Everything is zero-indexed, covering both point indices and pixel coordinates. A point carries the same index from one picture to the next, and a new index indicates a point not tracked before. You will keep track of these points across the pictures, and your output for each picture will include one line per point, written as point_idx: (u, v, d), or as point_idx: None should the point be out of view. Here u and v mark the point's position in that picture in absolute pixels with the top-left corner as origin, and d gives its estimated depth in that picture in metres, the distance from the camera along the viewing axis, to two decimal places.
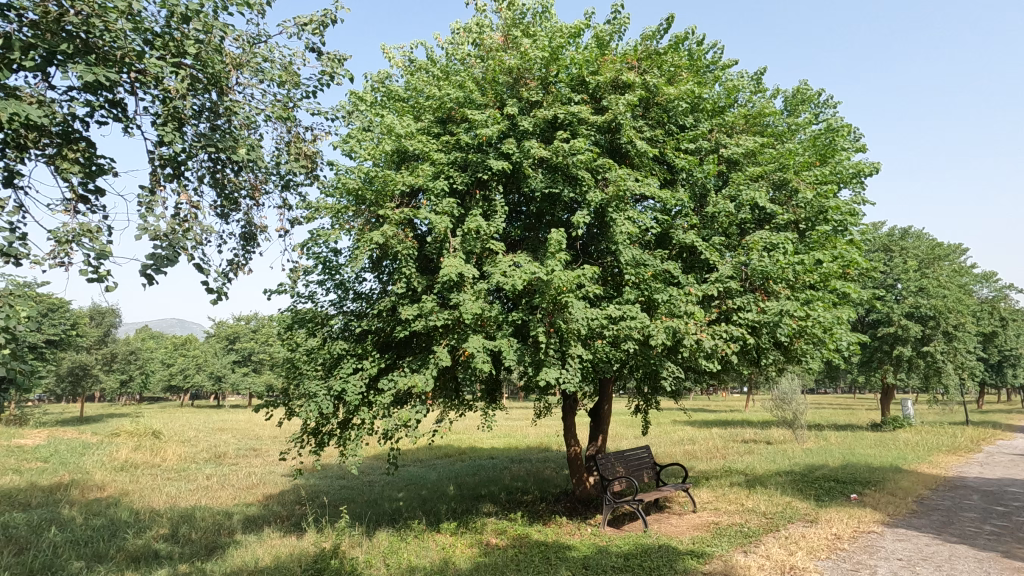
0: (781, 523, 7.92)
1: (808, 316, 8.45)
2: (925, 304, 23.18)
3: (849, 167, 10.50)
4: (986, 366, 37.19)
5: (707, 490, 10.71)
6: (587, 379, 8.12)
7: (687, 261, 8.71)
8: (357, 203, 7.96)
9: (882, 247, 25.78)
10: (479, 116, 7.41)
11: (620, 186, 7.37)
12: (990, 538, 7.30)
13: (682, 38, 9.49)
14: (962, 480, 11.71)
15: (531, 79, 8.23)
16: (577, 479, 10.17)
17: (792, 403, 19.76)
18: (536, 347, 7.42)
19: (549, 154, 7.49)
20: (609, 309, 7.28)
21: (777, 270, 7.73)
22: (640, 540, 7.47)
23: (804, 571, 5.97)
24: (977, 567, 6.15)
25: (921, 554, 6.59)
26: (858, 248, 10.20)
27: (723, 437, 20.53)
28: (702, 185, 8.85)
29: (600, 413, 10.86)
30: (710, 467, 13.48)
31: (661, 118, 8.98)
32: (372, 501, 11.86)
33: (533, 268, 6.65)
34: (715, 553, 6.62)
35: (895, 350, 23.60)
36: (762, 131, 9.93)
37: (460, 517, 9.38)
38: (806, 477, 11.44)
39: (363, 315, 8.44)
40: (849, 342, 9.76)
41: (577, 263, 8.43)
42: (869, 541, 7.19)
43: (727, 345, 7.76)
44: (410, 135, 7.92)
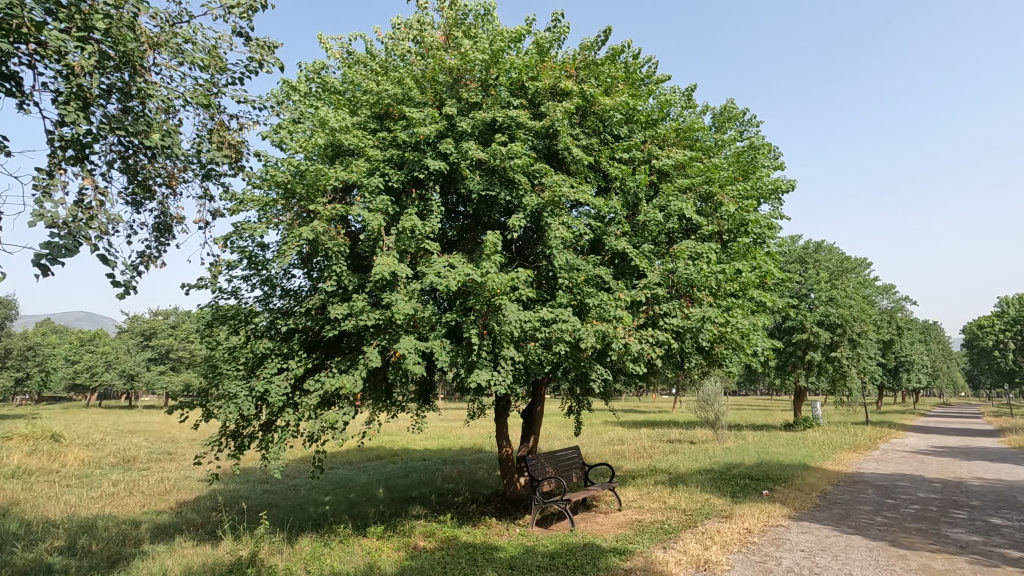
0: (698, 519, 8.30)
1: (728, 323, 8.95)
2: (834, 313, 25.03)
3: (769, 183, 11.20)
4: (885, 370, 40.66)
5: (633, 488, 11.08)
6: (519, 381, 8.20)
7: (619, 267, 8.96)
8: (286, 196, 7.64)
9: (798, 259, 27.61)
10: (417, 114, 7.31)
11: (555, 192, 7.50)
12: (880, 529, 7.98)
13: (619, 50, 9.77)
14: (860, 476, 12.75)
15: (471, 81, 8.23)
16: (507, 480, 10.24)
17: (715, 404, 20.80)
18: (469, 348, 7.40)
19: (487, 157, 7.51)
20: (542, 311, 7.38)
21: (701, 278, 8.11)
22: (566, 539, 7.62)
23: (717, 564, 6.29)
24: (867, 555, 6.70)
25: (821, 545, 7.10)
26: (775, 259, 10.90)
27: (650, 438, 21.32)
28: (635, 195, 9.16)
29: (532, 414, 10.98)
30: (637, 466, 13.94)
31: (597, 127, 9.20)
32: (296, 506, 11.42)
33: (467, 270, 6.64)
34: (636, 550, 6.84)
35: (807, 355, 25.35)
36: (692, 145, 10.40)
37: (388, 521, 9.21)
38: (723, 475, 12.08)
39: (290, 312, 8.14)
40: (765, 347, 10.40)
41: (512, 266, 8.49)
42: (777, 534, 7.68)
43: (653, 349, 8.06)
44: (345, 130, 7.71)
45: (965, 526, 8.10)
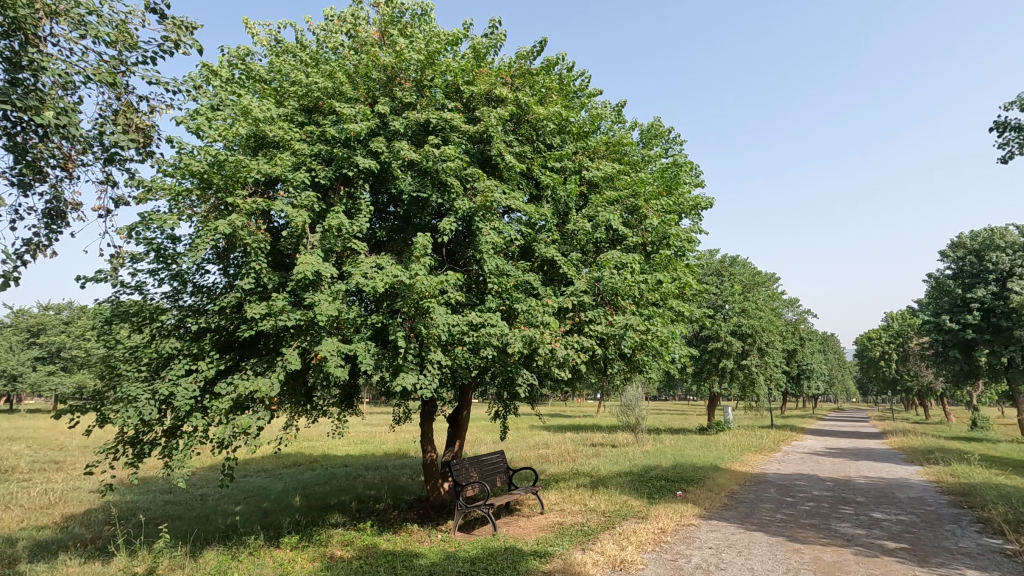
0: (616, 520, 8.57)
1: (648, 331, 9.35)
2: (746, 323, 26.74)
3: (689, 199, 11.83)
4: (788, 378, 43.88)
5: (555, 491, 11.27)
6: (445, 386, 8.13)
7: (548, 274, 9.11)
8: (202, 186, 7.18)
9: (715, 272, 29.24)
10: (348, 110, 7.11)
11: (487, 197, 7.53)
12: (780, 525, 8.58)
13: (554, 62, 9.98)
14: (763, 476, 13.66)
15: (405, 80, 8.10)
16: (431, 485, 10.11)
17: (636, 409, 21.58)
18: (395, 351, 7.26)
19: (419, 157, 7.42)
20: (470, 315, 7.37)
21: (625, 287, 8.42)
22: (488, 544, 7.62)
23: (631, 564, 6.52)
24: (767, 550, 7.19)
25: (727, 542, 7.54)
26: (693, 271, 11.51)
27: (573, 442, 21.78)
28: (565, 204, 9.37)
29: (458, 419, 10.90)
30: (560, 469, 14.21)
31: (531, 135, 9.34)
32: (202, 517, 10.70)
33: (396, 271, 6.52)
34: (556, 553, 6.96)
35: (720, 362, 26.89)
36: (620, 158, 10.79)
37: (303, 530, 8.82)
38: (641, 477, 12.55)
39: (203, 311, 7.64)
40: (682, 355, 10.94)
41: (441, 269, 8.41)
42: (688, 532, 8.08)
43: (578, 354, 8.27)
44: (269, 121, 7.37)
45: (850, 521, 8.88)
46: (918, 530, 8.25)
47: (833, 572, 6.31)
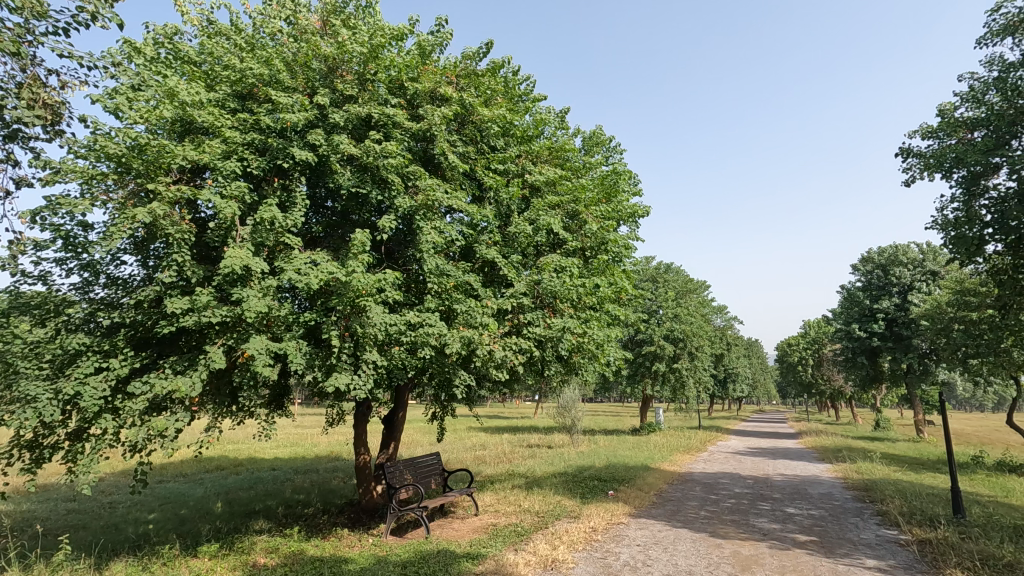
0: (550, 520, 8.70)
1: (585, 333, 9.55)
2: (678, 328, 27.82)
3: (627, 207, 12.19)
4: (716, 381, 46.01)
5: (490, 493, 11.29)
6: (380, 386, 7.96)
7: (488, 275, 9.11)
8: (119, 171, 6.68)
9: (650, 278, 30.21)
10: (284, 99, 6.84)
11: (429, 196, 7.46)
12: (703, 522, 8.99)
13: (500, 64, 10.01)
14: (690, 475, 14.24)
15: (347, 72, 7.89)
16: (363, 489, 9.85)
17: (572, 410, 21.96)
18: (329, 350, 7.04)
19: (359, 152, 7.24)
20: (408, 315, 7.26)
21: (564, 291, 8.55)
22: (420, 546, 7.53)
23: (563, 563, 6.63)
24: (691, 546, 7.50)
25: (654, 539, 7.82)
26: (629, 277, 11.87)
27: (510, 443, 21.85)
28: (507, 206, 9.42)
29: (394, 420, 10.69)
30: (496, 471, 14.25)
31: (475, 136, 9.32)
32: (111, 526, 9.95)
33: (331, 268, 6.32)
34: (489, 554, 6.96)
35: (653, 366, 27.81)
36: (563, 164, 10.98)
37: (224, 538, 8.38)
38: (575, 478, 12.77)
39: (117, 305, 7.12)
40: (617, 357, 11.24)
41: (380, 267, 8.24)
42: (617, 531, 8.31)
43: (516, 356, 8.33)
44: (198, 105, 6.96)
45: (767, 516, 9.42)
46: (826, 524, 8.87)
47: (750, 565, 6.68)
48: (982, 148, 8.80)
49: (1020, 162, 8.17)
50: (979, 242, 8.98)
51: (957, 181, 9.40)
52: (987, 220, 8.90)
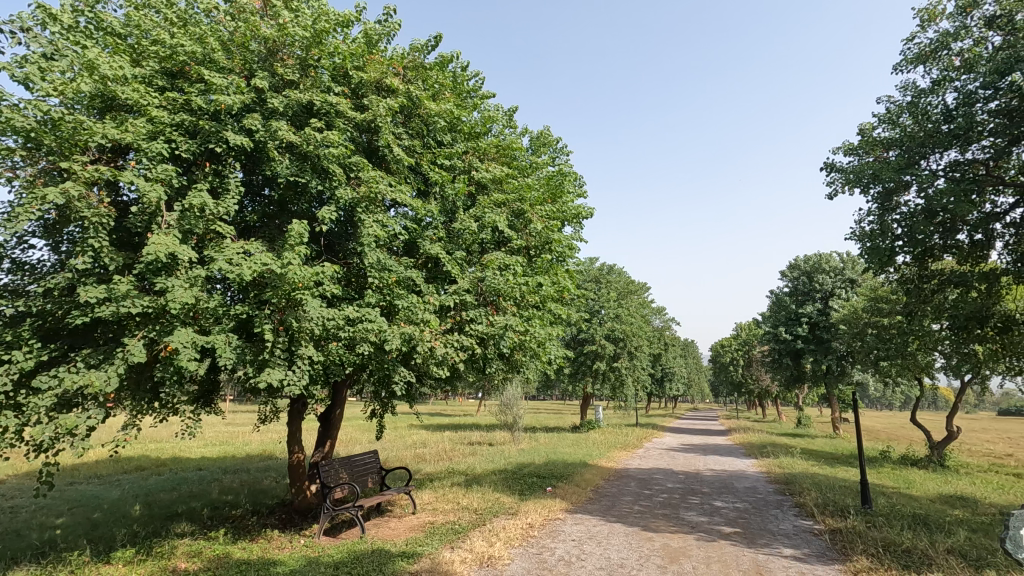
0: (487, 517, 8.73)
1: (527, 331, 9.64)
2: (618, 328, 28.54)
3: (572, 208, 12.39)
4: (654, 380, 47.52)
5: (429, 491, 11.19)
6: (316, 382, 7.72)
7: (431, 271, 9.02)
8: (28, 147, 6.14)
9: (594, 278, 30.81)
10: (218, 80, 6.50)
11: (372, 188, 7.30)
12: (636, 516, 9.28)
13: (449, 59, 9.93)
14: (626, 471, 14.64)
15: (288, 56, 7.59)
16: (296, 488, 9.56)
17: (514, 408, 22.10)
18: (262, 345, 6.76)
19: (298, 140, 6.99)
20: (347, 309, 7.09)
21: (507, 288, 8.61)
22: (354, 546, 7.37)
23: (499, 560, 6.67)
24: (623, 539, 7.73)
25: (589, 534, 8.00)
26: (572, 277, 12.08)
27: (451, 441, 21.74)
28: (452, 202, 9.35)
29: (330, 417, 10.41)
30: (436, 468, 14.15)
31: (421, 130, 9.19)
32: (11, 533, 9.16)
33: (265, 260, 6.08)
34: (425, 552, 6.90)
35: (594, 364, 28.41)
36: (509, 163, 11.02)
37: (141, 542, 7.90)
38: (514, 475, 12.86)
39: (23, 292, 6.55)
40: (558, 356, 11.42)
41: (318, 259, 7.99)
42: (554, 527, 8.44)
43: (457, 353, 8.30)
44: (121, 80, 6.50)
45: (696, 510, 9.84)
46: (749, 516, 9.36)
47: (678, 556, 6.95)
48: (896, 167, 9.53)
49: (927, 181, 8.92)
50: (890, 253, 9.71)
51: (873, 196, 10.12)
52: (897, 234, 9.64)
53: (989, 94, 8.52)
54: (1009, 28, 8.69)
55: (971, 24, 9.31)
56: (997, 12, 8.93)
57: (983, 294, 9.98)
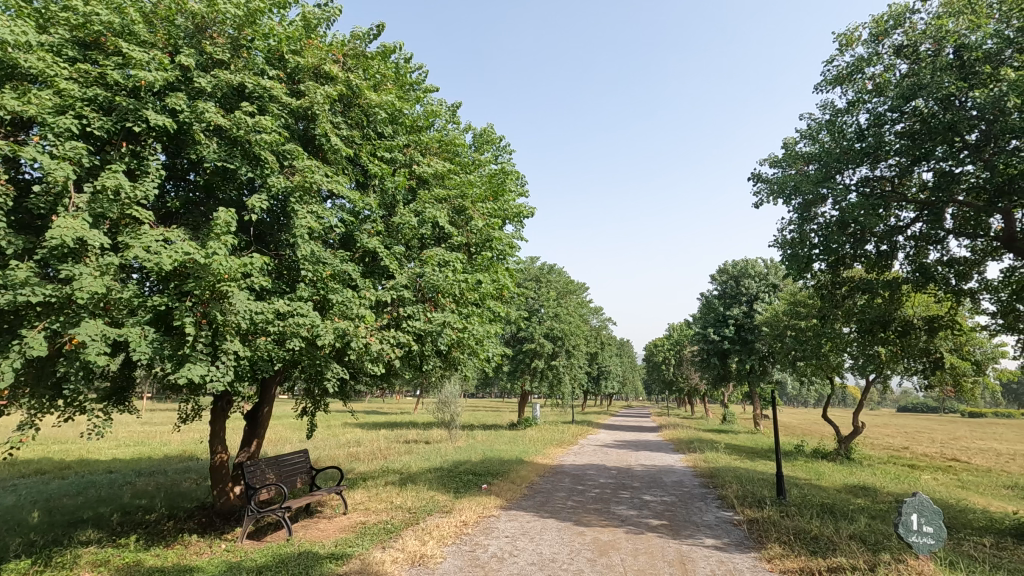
0: (421, 516, 8.64)
1: (465, 329, 9.61)
2: (557, 327, 28.97)
3: (513, 206, 12.46)
4: (590, 378, 48.57)
5: (361, 490, 10.94)
6: (242, 379, 7.36)
7: (368, 266, 8.81)
8: None
9: (534, 278, 31.09)
10: (137, 53, 6.04)
11: (307, 177, 7.04)
12: (568, 511, 9.46)
13: (391, 49, 9.72)
14: (561, 468, 14.89)
15: (218, 34, 7.18)
16: (218, 490, 9.08)
17: (451, 405, 21.98)
18: (182, 339, 6.38)
19: (228, 124, 6.63)
20: (277, 303, 6.80)
21: (446, 285, 8.55)
22: (280, 549, 7.10)
23: (430, 558, 6.61)
24: (556, 534, 7.86)
25: (522, 530, 8.08)
26: (512, 275, 12.15)
27: (386, 439, 21.32)
28: (392, 196, 9.15)
29: (258, 415, 9.95)
30: (369, 467, 13.84)
31: (361, 120, 8.94)
32: None
33: (188, 248, 5.73)
34: (355, 553, 6.74)
35: (532, 362, 28.69)
36: (452, 158, 10.95)
37: (38, 552, 7.26)
38: (450, 472, 12.80)
39: None
40: (496, 353, 11.46)
41: (247, 250, 7.62)
42: (487, 523, 8.47)
43: (394, 350, 8.15)
44: (25, 47, 5.93)
45: (626, 504, 10.15)
46: (675, 508, 9.77)
47: (607, 549, 7.15)
48: (815, 180, 10.20)
49: (841, 195, 9.61)
50: (808, 260, 10.44)
51: (794, 207, 10.79)
52: (815, 243, 10.32)
53: (896, 117, 9.29)
54: (914, 58, 9.50)
55: (882, 51, 10.09)
56: (904, 42, 9.74)
57: (887, 301, 10.86)
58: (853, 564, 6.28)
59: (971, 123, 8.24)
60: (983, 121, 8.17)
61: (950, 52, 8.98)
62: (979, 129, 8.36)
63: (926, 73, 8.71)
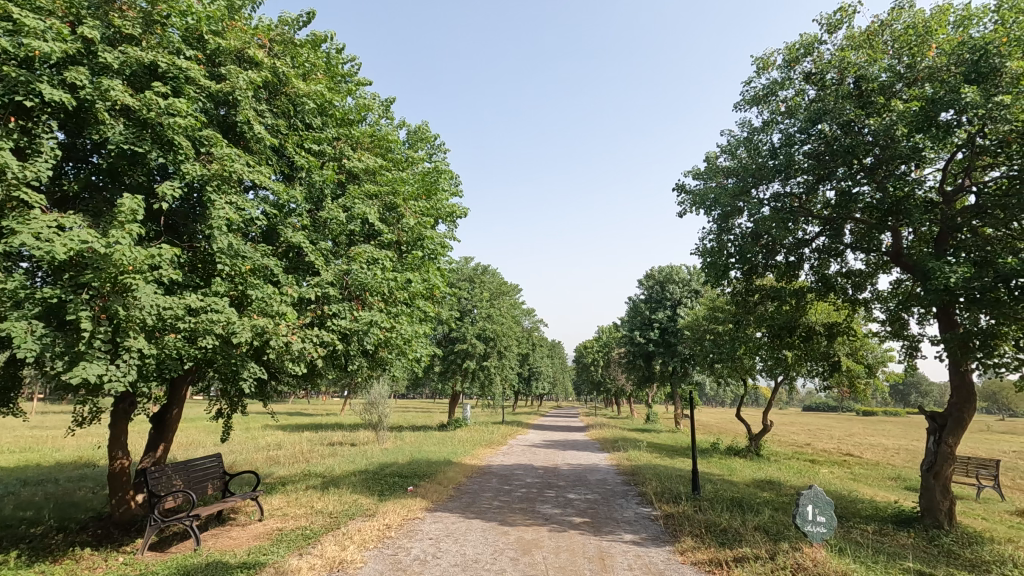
0: (342, 520, 8.39)
1: (393, 328, 9.45)
2: (489, 328, 29.08)
3: (446, 206, 12.39)
4: (522, 379, 49.05)
5: (280, 495, 10.49)
6: (147, 379, 6.85)
7: (292, 261, 8.46)
8: None
9: (468, 278, 31.02)
10: (30, 21, 5.48)
11: (225, 166, 6.66)
12: (494, 511, 9.51)
13: (322, 38, 9.41)
14: (489, 468, 14.94)
15: (129, 6, 6.70)
16: (116, 500, 8.40)
17: (379, 406, 21.51)
18: (77, 335, 5.84)
19: (137, 104, 6.15)
20: (189, 298, 6.39)
21: (374, 283, 8.38)
22: (186, 560, 6.67)
23: (350, 564, 6.44)
24: (480, 535, 7.88)
25: (446, 532, 8.03)
26: (444, 275, 12.07)
27: (309, 442, 20.53)
28: (320, 189, 8.84)
29: (165, 418, 9.30)
30: (289, 471, 13.30)
31: (287, 110, 8.57)
32: None
33: (86, 237, 5.28)
34: (268, 561, 6.44)
35: (464, 363, 28.59)
36: (384, 154, 10.73)
37: None
38: (375, 475, 12.54)
39: None
40: (425, 353, 11.34)
41: (156, 241, 7.11)
42: (411, 526, 8.35)
43: (316, 349, 7.88)
44: None
45: (551, 503, 10.34)
46: (598, 506, 10.06)
47: (530, 548, 7.26)
48: (732, 193, 10.85)
49: (755, 208, 10.28)
50: (725, 268, 11.09)
51: (714, 217, 11.42)
52: (731, 252, 10.97)
53: (804, 138, 10.05)
54: (821, 85, 10.31)
55: (794, 76, 10.88)
56: (813, 69, 10.55)
57: (793, 308, 11.73)
58: (756, 554, 6.75)
59: (866, 147, 9.09)
60: (877, 146, 9.02)
61: (851, 82, 9.82)
62: (873, 154, 9.22)
63: (830, 100, 9.48)
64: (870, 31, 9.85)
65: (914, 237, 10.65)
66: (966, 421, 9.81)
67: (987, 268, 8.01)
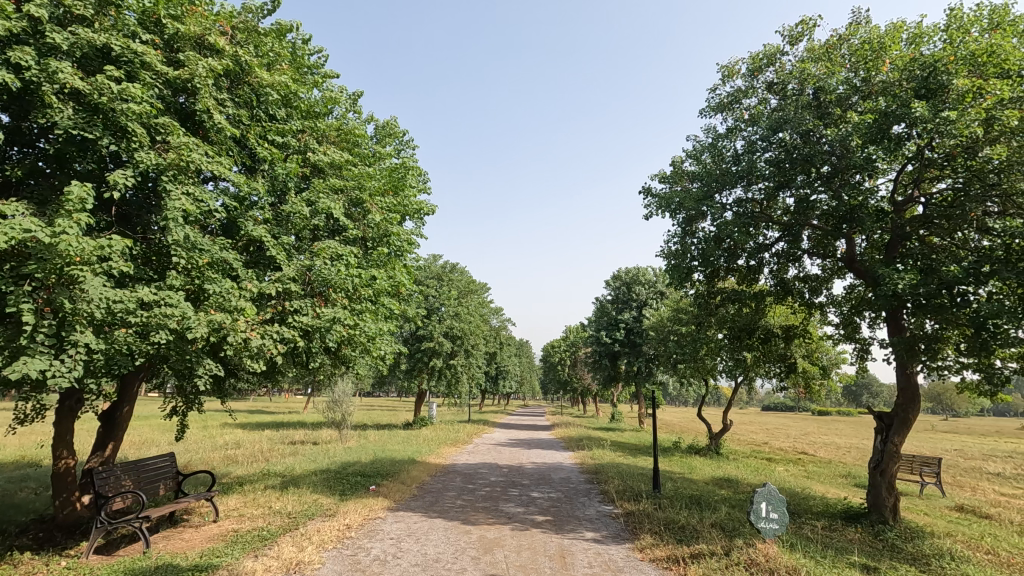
0: (301, 521, 8.22)
1: (357, 325, 9.31)
2: (456, 326, 28.94)
3: (413, 203, 12.30)
4: (489, 378, 48.95)
5: (237, 495, 10.21)
6: (95, 374, 6.58)
7: (252, 255, 8.25)
8: None
9: (436, 275, 30.76)
10: None
11: (183, 155, 6.42)
12: (457, 510, 9.47)
13: (288, 28, 9.20)
14: (453, 467, 14.86)
15: None
16: (59, 501, 8.11)
17: (342, 405, 21.15)
18: (18, 329, 5.56)
19: (87, 88, 5.88)
20: (141, 291, 6.16)
21: (338, 279, 8.24)
22: (134, 563, 6.43)
23: (307, 565, 6.32)
24: (441, 534, 7.84)
25: (407, 531, 7.96)
26: (410, 272, 11.97)
27: (269, 441, 20.00)
28: (283, 182, 8.64)
29: (115, 417, 8.96)
30: (247, 471, 12.96)
31: (250, 100, 8.32)
32: None
33: (29, 225, 5.02)
34: (222, 564, 6.27)
35: (430, 361, 28.36)
36: (351, 148, 10.58)
37: None
38: (337, 474, 12.33)
39: None
40: (389, 351, 11.21)
41: (107, 231, 6.82)
42: (372, 526, 8.25)
43: (276, 345, 7.70)
44: None
45: (514, 501, 10.36)
46: (560, 505, 10.15)
47: (491, 546, 7.26)
48: (697, 198, 11.09)
49: (718, 213, 10.54)
50: (687, 271, 11.34)
51: (678, 220, 11.64)
52: (694, 255, 11.21)
53: (766, 146, 10.32)
54: (783, 94, 10.62)
55: (757, 85, 11.18)
56: (775, 79, 10.85)
57: (752, 311, 12.06)
58: (712, 550, 6.93)
59: (824, 156, 9.41)
60: (833, 155, 9.35)
61: (811, 92, 10.15)
62: (830, 163, 9.55)
63: (791, 110, 9.78)
64: (829, 44, 10.22)
65: (867, 244, 11.10)
66: (911, 420, 10.25)
67: (933, 275, 8.40)
